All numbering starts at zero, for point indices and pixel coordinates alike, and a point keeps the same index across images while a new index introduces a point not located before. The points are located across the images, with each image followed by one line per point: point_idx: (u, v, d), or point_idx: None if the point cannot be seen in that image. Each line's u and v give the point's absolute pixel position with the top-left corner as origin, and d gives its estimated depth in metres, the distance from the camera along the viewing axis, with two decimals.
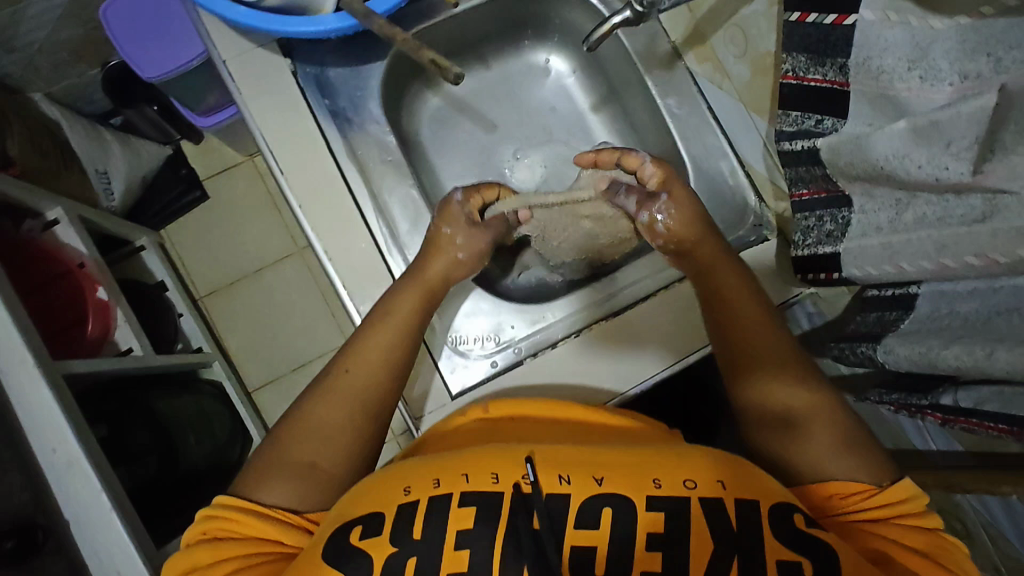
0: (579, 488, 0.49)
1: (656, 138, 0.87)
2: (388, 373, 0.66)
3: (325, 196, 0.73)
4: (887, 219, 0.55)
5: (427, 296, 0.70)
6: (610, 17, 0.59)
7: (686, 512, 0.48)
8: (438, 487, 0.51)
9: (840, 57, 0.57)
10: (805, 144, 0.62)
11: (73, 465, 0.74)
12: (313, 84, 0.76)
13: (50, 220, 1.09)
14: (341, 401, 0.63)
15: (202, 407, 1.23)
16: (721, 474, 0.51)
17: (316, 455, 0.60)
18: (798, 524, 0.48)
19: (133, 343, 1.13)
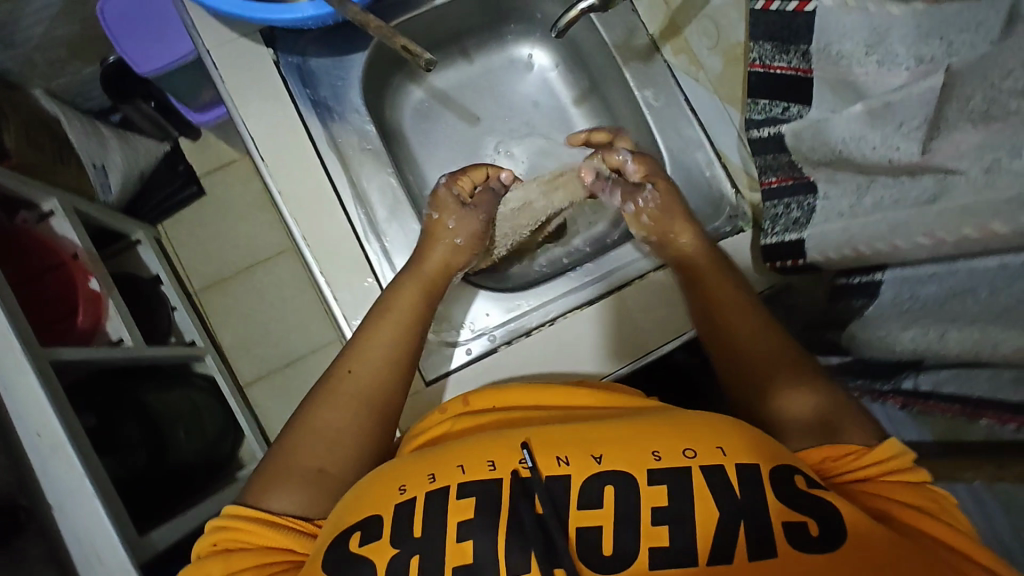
0: (579, 469, 0.48)
1: (636, 129, 0.88)
2: (391, 365, 0.66)
3: (305, 183, 0.74)
4: (847, 205, 0.56)
5: (428, 287, 0.73)
6: (578, 4, 0.60)
7: (690, 483, 0.47)
8: (434, 481, 0.49)
9: (801, 44, 0.58)
10: (772, 130, 0.63)
11: (56, 449, 0.74)
12: (295, 74, 0.77)
13: (46, 212, 1.11)
14: (344, 399, 0.63)
15: (194, 402, 1.26)
16: (723, 442, 0.49)
17: (324, 459, 0.59)
18: (800, 486, 0.47)
19: (124, 335, 1.15)
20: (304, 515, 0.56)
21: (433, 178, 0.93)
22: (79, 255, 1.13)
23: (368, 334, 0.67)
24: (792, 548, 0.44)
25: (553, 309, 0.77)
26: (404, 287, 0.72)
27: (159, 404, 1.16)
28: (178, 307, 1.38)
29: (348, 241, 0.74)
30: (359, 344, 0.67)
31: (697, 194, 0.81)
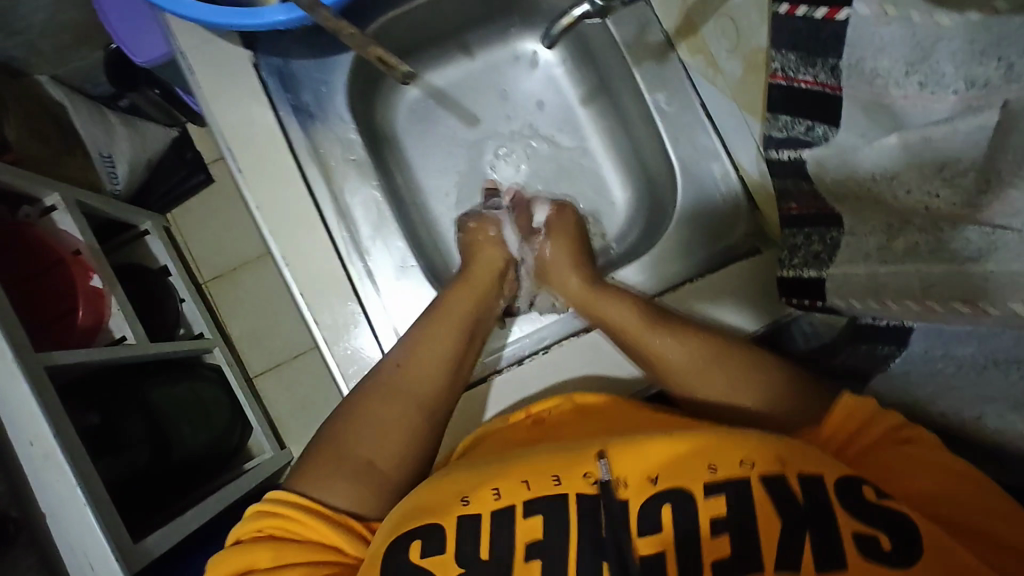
0: (637, 492, 0.48)
1: (646, 135, 0.80)
2: (444, 375, 0.66)
3: (286, 200, 0.70)
4: (876, 247, 0.48)
5: (477, 296, 0.73)
6: (570, 10, 0.52)
7: (751, 497, 0.46)
8: (498, 499, 0.50)
9: (830, 57, 0.49)
10: (792, 154, 0.55)
11: (50, 458, 0.70)
12: (276, 76, 0.72)
13: (49, 206, 0.99)
14: (397, 399, 0.63)
15: (196, 390, 1.15)
16: (780, 452, 0.48)
17: (372, 454, 0.60)
18: (869, 499, 0.46)
19: (127, 333, 1.01)
20: (355, 512, 0.56)
21: (427, 183, 0.87)
22: (81, 252, 1.00)
23: (424, 337, 0.67)
24: (861, 558, 0.43)
25: (547, 337, 0.73)
26: (463, 296, 0.72)
27: (163, 401, 1.06)
28: (188, 299, 1.27)
29: (330, 262, 0.70)
30: (414, 347, 0.67)
31: (711, 210, 0.73)
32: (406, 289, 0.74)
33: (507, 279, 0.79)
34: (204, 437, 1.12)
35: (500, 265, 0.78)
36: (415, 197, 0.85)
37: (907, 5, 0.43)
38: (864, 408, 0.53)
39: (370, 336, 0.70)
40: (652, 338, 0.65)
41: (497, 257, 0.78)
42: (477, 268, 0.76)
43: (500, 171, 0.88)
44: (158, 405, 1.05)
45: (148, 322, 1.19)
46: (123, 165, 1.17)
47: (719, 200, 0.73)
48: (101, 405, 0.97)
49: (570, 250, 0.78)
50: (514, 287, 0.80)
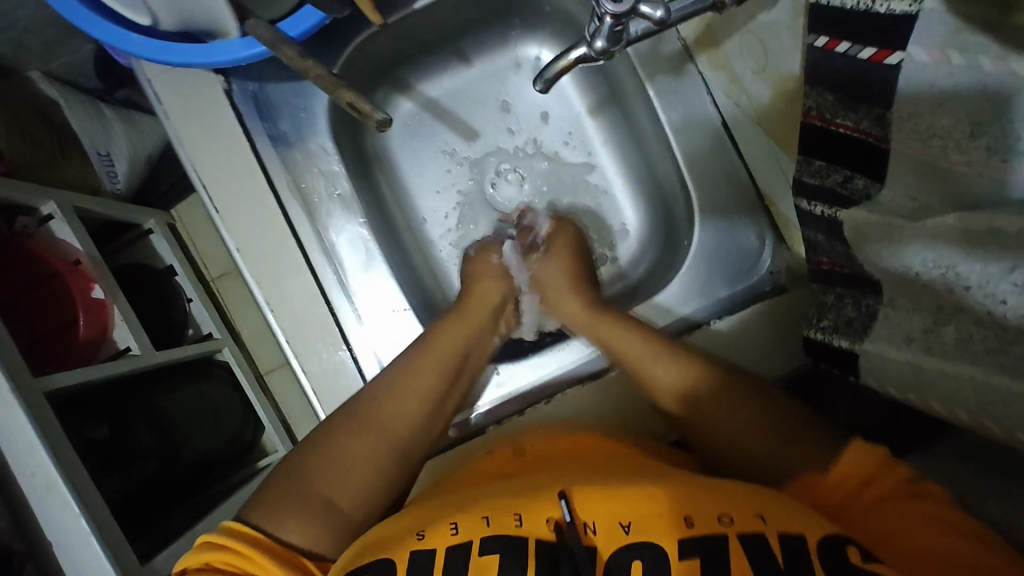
0: (608, 538, 0.44)
1: (661, 155, 0.72)
2: (425, 415, 0.58)
3: (269, 241, 0.65)
4: (921, 328, 0.42)
5: (473, 331, 0.65)
6: (567, 52, 0.47)
7: (726, 554, 0.41)
8: (457, 534, 0.45)
9: (877, 105, 0.41)
10: (827, 210, 0.48)
11: (54, 490, 0.54)
12: (251, 104, 0.66)
13: (45, 215, 0.72)
14: (372, 436, 0.55)
15: (205, 391, 0.86)
16: (760, 507, 0.43)
17: (334, 490, 0.51)
18: (853, 560, 0.40)
19: (134, 346, 0.76)
20: (306, 550, 0.48)
21: (424, 205, 0.80)
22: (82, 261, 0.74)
23: (407, 369, 0.59)
24: None
25: (552, 383, 0.67)
26: (456, 327, 0.64)
27: (172, 404, 0.80)
28: (196, 299, 0.92)
29: (318, 307, 0.65)
30: (397, 377, 0.59)
31: (732, 244, 0.66)
32: (398, 333, 0.68)
33: (503, 315, 0.70)
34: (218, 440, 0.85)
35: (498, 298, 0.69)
36: (409, 221, 0.78)
37: (976, 50, 0.35)
38: (873, 458, 0.45)
39: (361, 386, 0.66)
40: (659, 368, 0.57)
41: (503, 290, 0.71)
42: (473, 301, 0.68)
43: (503, 191, 0.81)
44: (164, 410, 0.78)
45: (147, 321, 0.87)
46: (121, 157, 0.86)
47: (741, 233, 0.66)
48: (106, 412, 0.72)
49: (569, 271, 0.71)
50: (509, 324, 0.72)
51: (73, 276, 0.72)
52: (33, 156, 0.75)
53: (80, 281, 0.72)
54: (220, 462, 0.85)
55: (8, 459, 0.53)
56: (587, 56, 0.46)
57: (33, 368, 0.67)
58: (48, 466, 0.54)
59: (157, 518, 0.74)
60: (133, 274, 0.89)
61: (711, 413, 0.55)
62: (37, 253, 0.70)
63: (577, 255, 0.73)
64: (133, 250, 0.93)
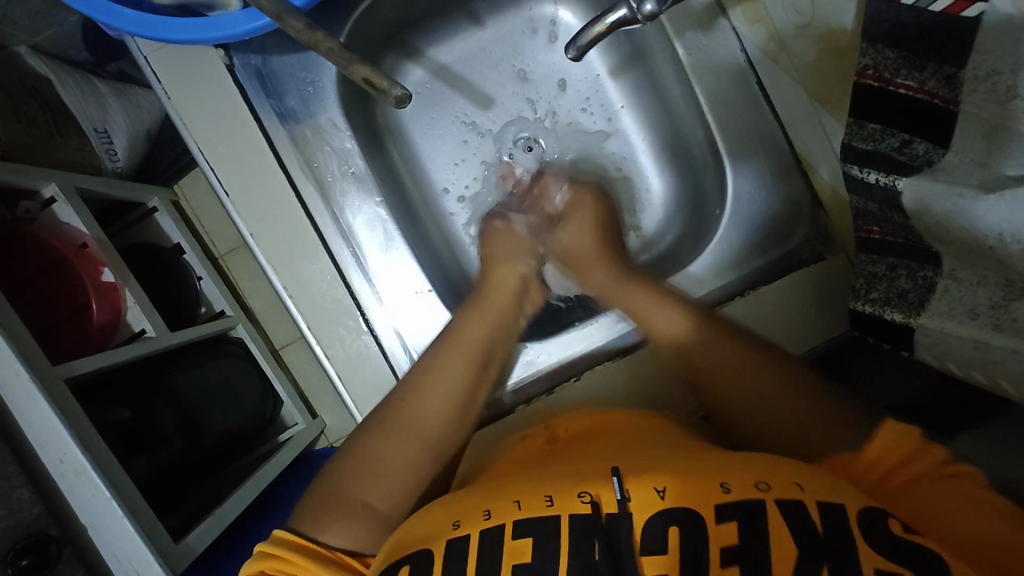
0: (642, 506, 0.38)
1: (691, 119, 0.68)
2: (456, 409, 0.55)
3: (282, 227, 0.62)
4: (987, 303, 0.40)
5: (495, 323, 0.61)
6: (604, 15, 0.44)
7: (765, 518, 0.36)
8: (489, 518, 0.40)
9: (948, 64, 0.38)
10: (880, 178, 0.45)
11: (85, 477, 0.53)
12: (255, 78, 0.62)
13: (48, 197, 0.70)
14: (405, 435, 0.52)
15: (226, 370, 0.84)
16: (800, 476, 0.38)
17: (370, 493, 0.49)
18: (894, 530, 0.35)
19: (148, 328, 0.73)
20: (350, 551, 0.46)
21: (439, 178, 0.76)
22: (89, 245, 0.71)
23: (436, 366, 0.56)
24: None
25: (581, 361, 0.65)
26: (478, 320, 0.60)
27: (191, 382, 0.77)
28: (206, 277, 0.90)
29: (337, 292, 0.63)
30: (422, 374, 0.55)
31: (767, 210, 0.63)
32: (421, 314, 0.66)
33: (525, 299, 0.66)
34: (235, 416, 0.82)
35: (515, 290, 0.65)
36: (426, 198, 0.75)
37: None
38: (904, 440, 0.42)
39: (386, 371, 0.65)
40: (657, 313, 0.58)
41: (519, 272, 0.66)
42: (491, 292, 0.64)
43: (522, 161, 0.77)
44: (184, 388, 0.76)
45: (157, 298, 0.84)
46: (123, 138, 0.82)
47: (777, 203, 0.63)
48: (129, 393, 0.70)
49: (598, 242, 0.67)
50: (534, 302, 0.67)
51: (82, 259, 0.70)
52: (30, 136, 0.70)
53: (88, 263, 0.70)
54: (242, 438, 0.84)
55: (34, 447, 0.52)
56: (627, 18, 0.44)
57: (51, 357, 0.64)
58: (72, 448, 0.53)
59: (185, 494, 0.74)
60: (141, 253, 0.85)
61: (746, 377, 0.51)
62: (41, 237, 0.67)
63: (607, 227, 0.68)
64: (141, 228, 0.89)
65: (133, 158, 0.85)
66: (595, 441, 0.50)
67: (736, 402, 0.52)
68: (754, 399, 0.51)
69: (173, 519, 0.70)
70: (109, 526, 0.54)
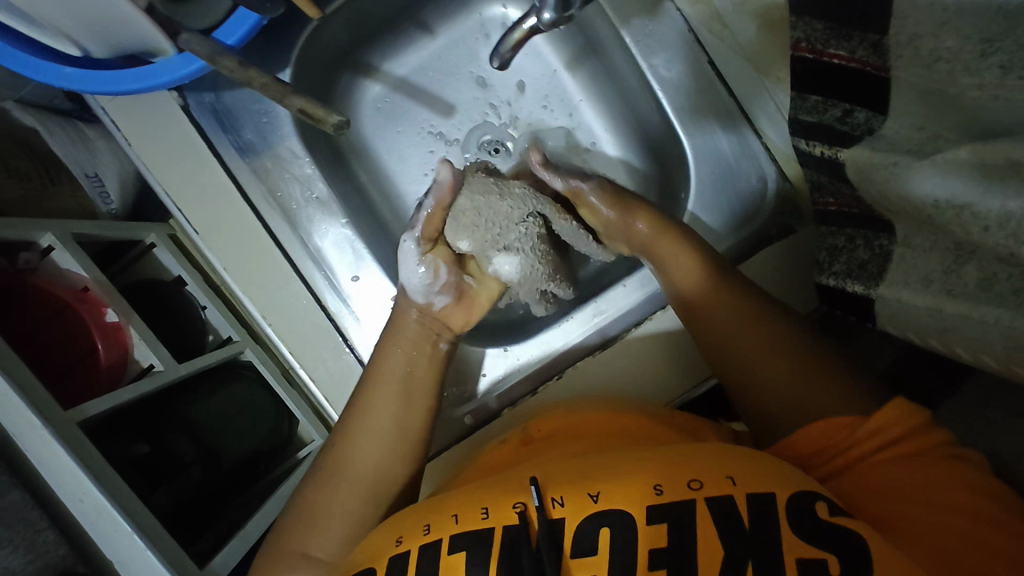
0: (574, 510, 0.39)
1: (647, 103, 0.67)
2: (387, 453, 0.54)
3: (254, 258, 0.63)
4: (939, 269, 0.39)
5: (409, 356, 0.59)
6: (520, 22, 0.45)
7: (693, 523, 0.37)
8: (429, 533, 0.40)
9: (872, 31, 0.38)
10: (825, 151, 0.43)
11: (104, 513, 0.53)
12: (211, 116, 0.63)
13: (45, 246, 0.68)
14: (345, 485, 0.51)
15: (238, 397, 0.81)
16: (732, 470, 0.39)
17: (309, 543, 0.47)
18: (819, 513, 0.36)
19: (156, 363, 0.70)
20: None
21: (408, 190, 0.76)
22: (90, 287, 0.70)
23: (358, 410, 0.55)
24: None
25: (562, 359, 0.65)
26: (395, 352, 0.59)
27: (198, 412, 0.77)
28: (209, 305, 0.82)
29: (313, 315, 0.64)
30: (349, 421, 0.55)
31: (735, 189, 0.62)
32: None
33: (436, 329, 0.62)
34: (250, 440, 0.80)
35: (416, 320, 0.61)
36: (396, 211, 0.76)
37: None
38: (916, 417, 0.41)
39: None
40: (686, 265, 0.57)
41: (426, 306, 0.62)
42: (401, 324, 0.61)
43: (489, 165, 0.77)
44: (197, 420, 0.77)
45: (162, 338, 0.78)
46: (115, 180, 0.81)
47: (741, 182, 0.62)
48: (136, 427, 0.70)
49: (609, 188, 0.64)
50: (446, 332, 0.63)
51: (84, 304, 0.69)
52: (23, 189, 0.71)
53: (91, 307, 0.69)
54: (261, 459, 0.81)
55: (54, 490, 0.52)
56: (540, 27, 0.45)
57: (62, 403, 0.64)
58: (89, 487, 0.52)
59: (212, 517, 0.74)
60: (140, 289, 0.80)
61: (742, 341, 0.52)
62: (46, 287, 0.68)
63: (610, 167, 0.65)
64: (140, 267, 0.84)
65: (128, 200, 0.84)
66: (553, 445, 0.50)
67: (747, 372, 0.51)
68: (761, 377, 0.51)
69: (202, 544, 0.70)
70: (135, 558, 0.54)
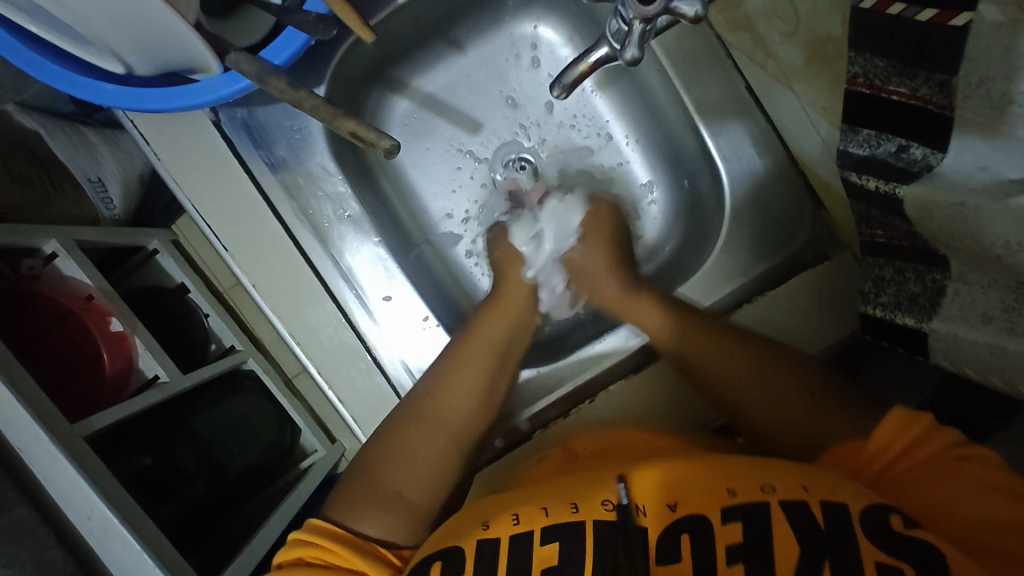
0: (658, 517, 0.41)
1: (681, 126, 0.67)
2: (475, 408, 0.58)
3: (282, 274, 0.62)
4: (1000, 307, 0.39)
5: (510, 320, 0.64)
6: (586, 54, 0.45)
7: (769, 527, 0.38)
8: (518, 523, 0.42)
9: (939, 72, 0.38)
10: (881, 186, 0.43)
11: (117, 535, 0.50)
12: (243, 131, 0.61)
13: (50, 253, 0.63)
14: (430, 428, 0.55)
15: (240, 408, 0.78)
16: (806, 479, 0.41)
17: (400, 483, 0.52)
18: (897, 528, 0.38)
19: (161, 372, 0.67)
20: (386, 543, 0.48)
21: (431, 205, 0.76)
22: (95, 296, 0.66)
23: (455, 368, 0.59)
24: None
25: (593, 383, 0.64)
26: (499, 318, 0.64)
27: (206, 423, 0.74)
28: (213, 314, 0.79)
29: (343, 335, 0.63)
30: (445, 373, 0.59)
31: (770, 216, 0.63)
32: (426, 346, 0.65)
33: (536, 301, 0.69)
34: (261, 443, 0.79)
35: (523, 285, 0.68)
36: (422, 227, 0.75)
37: None
38: (912, 424, 0.44)
39: None
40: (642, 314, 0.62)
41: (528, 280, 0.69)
42: (508, 288, 0.67)
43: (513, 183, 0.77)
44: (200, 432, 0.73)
45: (170, 347, 0.76)
46: (119, 189, 0.78)
47: (775, 208, 0.62)
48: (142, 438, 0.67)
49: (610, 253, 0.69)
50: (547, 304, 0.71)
51: (89, 312, 0.65)
52: (26, 196, 0.66)
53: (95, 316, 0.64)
54: (264, 470, 0.79)
55: (62, 508, 0.49)
56: (609, 56, 0.45)
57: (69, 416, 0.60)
58: (100, 507, 0.49)
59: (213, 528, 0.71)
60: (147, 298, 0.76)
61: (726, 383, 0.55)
62: (46, 294, 0.63)
63: (614, 230, 0.71)
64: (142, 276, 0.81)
65: (128, 204, 0.80)
66: (612, 454, 0.51)
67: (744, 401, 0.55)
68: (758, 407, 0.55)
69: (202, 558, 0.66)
70: None
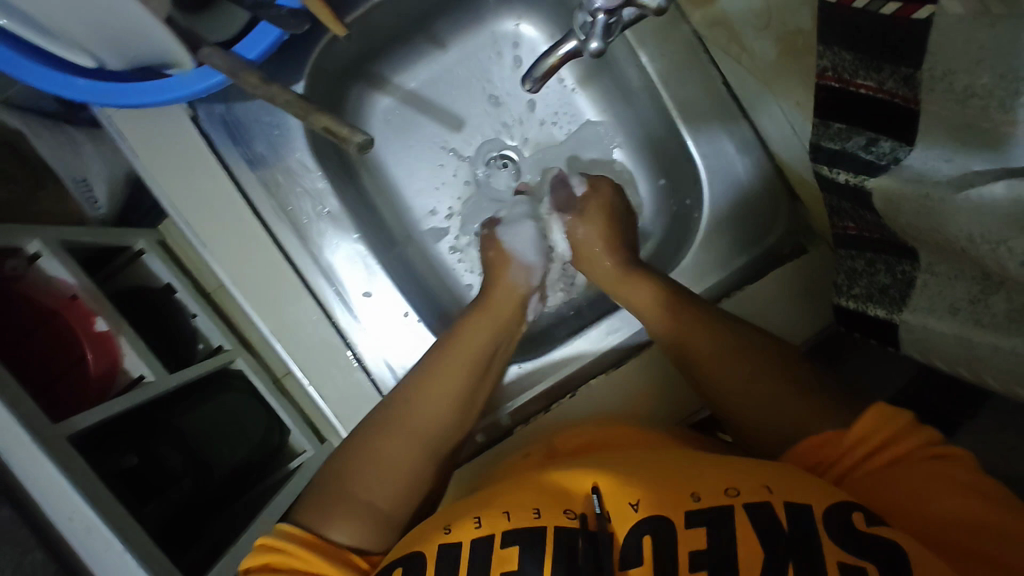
0: (621, 521, 0.42)
1: (660, 121, 0.67)
2: (453, 417, 0.56)
3: (262, 272, 0.62)
4: (966, 298, 0.40)
5: (497, 323, 0.62)
6: (556, 47, 0.45)
7: (734, 527, 0.39)
8: (479, 526, 0.43)
9: (904, 65, 0.38)
10: (851, 178, 0.44)
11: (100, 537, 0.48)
12: (221, 128, 0.61)
13: (33, 253, 0.62)
14: (407, 435, 0.54)
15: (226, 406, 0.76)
16: (768, 478, 0.41)
17: (373, 494, 0.50)
18: (858, 525, 0.38)
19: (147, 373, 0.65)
20: (358, 549, 0.48)
21: (413, 201, 0.76)
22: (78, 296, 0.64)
23: (434, 373, 0.57)
24: None
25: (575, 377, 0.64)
26: (481, 325, 0.61)
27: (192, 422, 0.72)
28: (200, 312, 0.77)
29: (324, 332, 0.63)
30: (421, 381, 0.57)
31: (749, 209, 0.63)
32: (407, 342, 0.65)
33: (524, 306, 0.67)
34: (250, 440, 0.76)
35: (512, 286, 0.67)
36: (405, 224, 0.75)
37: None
38: (889, 421, 0.44)
39: None
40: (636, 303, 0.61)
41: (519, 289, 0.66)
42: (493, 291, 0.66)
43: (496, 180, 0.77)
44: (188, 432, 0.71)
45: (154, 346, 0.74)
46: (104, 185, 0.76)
47: (754, 204, 0.63)
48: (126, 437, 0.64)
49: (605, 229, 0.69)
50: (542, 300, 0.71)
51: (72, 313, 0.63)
52: None
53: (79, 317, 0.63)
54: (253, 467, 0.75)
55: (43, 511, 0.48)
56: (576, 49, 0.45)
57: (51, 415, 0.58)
58: (81, 506, 0.48)
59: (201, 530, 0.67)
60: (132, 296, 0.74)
61: (726, 366, 0.53)
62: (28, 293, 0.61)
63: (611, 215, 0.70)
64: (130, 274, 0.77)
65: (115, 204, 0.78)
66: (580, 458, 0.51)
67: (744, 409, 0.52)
68: (746, 412, 0.52)
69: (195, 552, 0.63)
70: None
